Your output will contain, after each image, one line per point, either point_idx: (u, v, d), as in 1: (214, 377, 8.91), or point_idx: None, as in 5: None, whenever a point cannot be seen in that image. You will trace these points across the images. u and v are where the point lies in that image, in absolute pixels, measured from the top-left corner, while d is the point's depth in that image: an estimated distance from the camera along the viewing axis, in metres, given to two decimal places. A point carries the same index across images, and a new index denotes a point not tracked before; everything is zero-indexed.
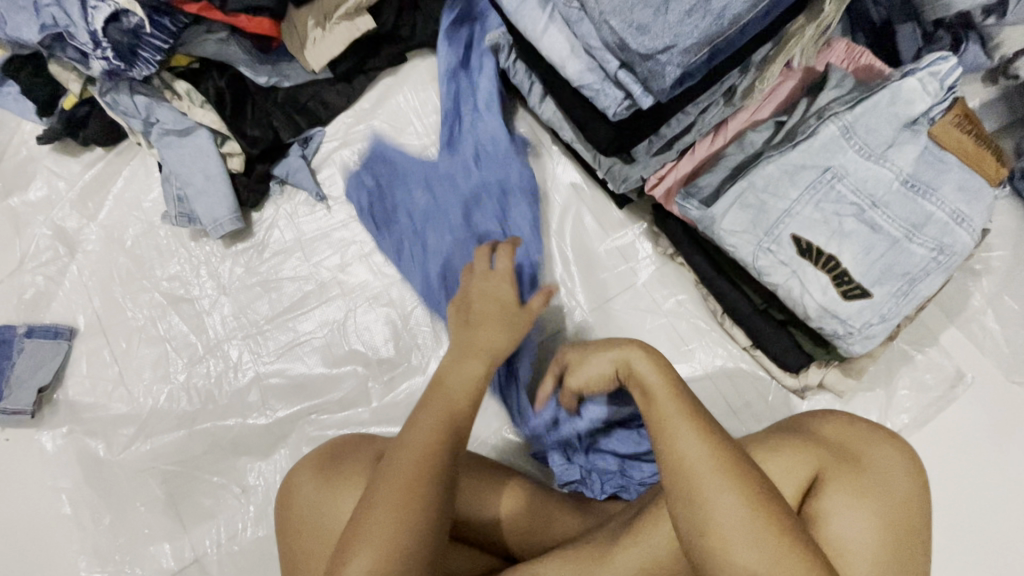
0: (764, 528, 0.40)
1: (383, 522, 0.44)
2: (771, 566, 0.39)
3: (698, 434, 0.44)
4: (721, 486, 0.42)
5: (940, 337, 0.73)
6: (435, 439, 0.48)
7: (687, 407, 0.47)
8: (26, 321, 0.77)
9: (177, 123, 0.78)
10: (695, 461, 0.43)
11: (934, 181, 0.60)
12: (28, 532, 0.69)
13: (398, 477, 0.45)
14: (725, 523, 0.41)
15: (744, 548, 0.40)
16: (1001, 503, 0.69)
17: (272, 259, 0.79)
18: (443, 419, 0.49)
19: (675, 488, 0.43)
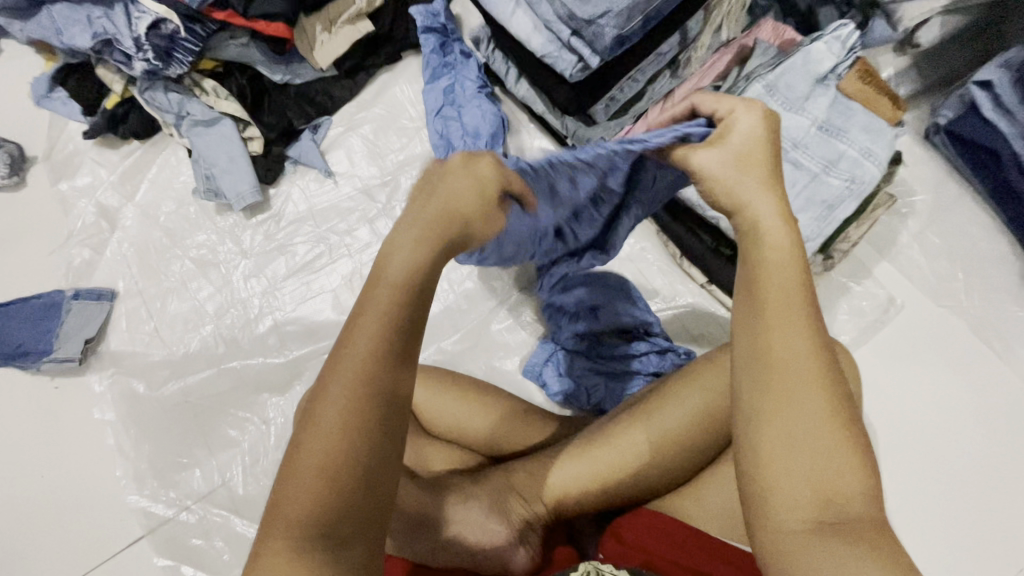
0: (830, 437, 0.40)
1: (310, 477, 0.36)
2: (824, 471, 0.39)
3: (805, 331, 0.42)
4: (801, 381, 0.41)
5: (872, 270, 0.84)
6: (362, 379, 0.37)
7: (803, 298, 0.44)
8: (74, 286, 0.88)
9: (205, 114, 0.91)
10: (789, 363, 0.41)
11: (844, 125, 0.71)
12: (78, 462, 0.78)
13: (345, 382, 0.37)
14: (805, 422, 0.40)
15: (800, 449, 0.39)
16: (929, 409, 0.78)
17: (288, 227, 0.90)
18: (375, 346, 0.38)
19: (751, 371, 0.42)
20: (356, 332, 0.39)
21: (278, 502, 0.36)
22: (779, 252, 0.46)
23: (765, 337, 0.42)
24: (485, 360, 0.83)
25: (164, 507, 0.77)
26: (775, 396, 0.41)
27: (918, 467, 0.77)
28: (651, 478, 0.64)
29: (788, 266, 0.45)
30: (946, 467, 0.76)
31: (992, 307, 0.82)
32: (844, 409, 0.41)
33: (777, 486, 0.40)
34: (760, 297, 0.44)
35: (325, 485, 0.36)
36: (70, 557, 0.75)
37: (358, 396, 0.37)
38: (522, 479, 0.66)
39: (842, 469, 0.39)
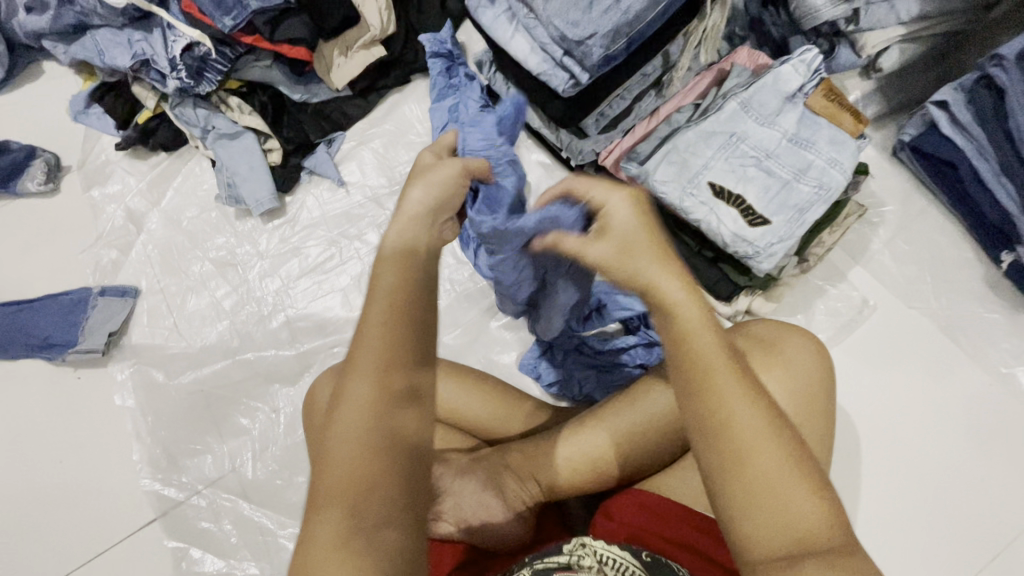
0: (780, 467, 0.40)
1: (343, 477, 0.41)
2: (801, 514, 0.40)
3: (747, 394, 0.41)
4: (743, 423, 0.41)
5: (847, 274, 0.90)
6: (375, 395, 0.43)
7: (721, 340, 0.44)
8: (100, 284, 0.94)
9: (230, 128, 0.99)
10: (742, 422, 0.41)
11: (811, 137, 0.79)
12: (98, 447, 0.83)
13: (375, 359, 0.44)
14: (767, 472, 0.40)
15: (752, 493, 0.40)
16: (902, 403, 0.83)
17: (302, 231, 0.97)
18: (378, 368, 0.43)
19: (693, 417, 0.42)
20: (359, 360, 0.44)
21: (322, 475, 0.42)
22: (683, 309, 0.44)
23: (696, 385, 0.42)
24: (484, 354, 0.88)
25: (175, 491, 0.81)
26: (713, 444, 0.41)
27: (892, 457, 0.81)
28: (640, 460, 0.68)
29: (694, 304, 0.45)
30: (916, 458, 0.81)
31: (959, 309, 0.87)
32: (785, 441, 0.41)
33: (741, 529, 0.40)
34: (697, 361, 0.43)
35: (373, 448, 0.42)
36: (86, 538, 0.79)
37: (385, 369, 0.44)
38: (518, 460, 0.70)
39: (800, 500, 0.40)
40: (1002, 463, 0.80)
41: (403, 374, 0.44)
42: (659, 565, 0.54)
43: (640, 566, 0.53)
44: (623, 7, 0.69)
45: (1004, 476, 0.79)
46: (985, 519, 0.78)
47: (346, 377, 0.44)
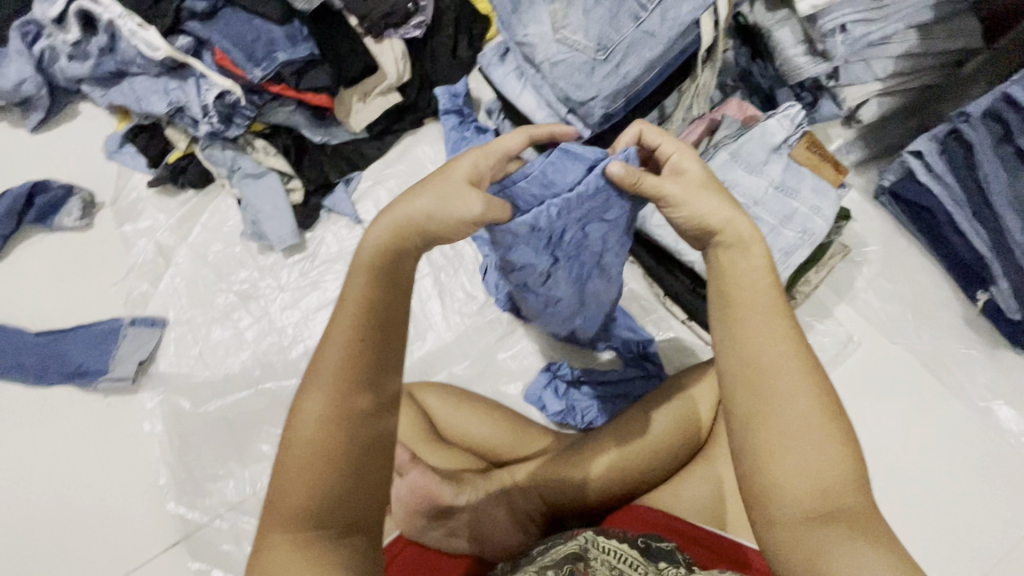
0: (819, 429, 0.49)
1: (297, 487, 0.46)
2: (819, 454, 0.49)
3: (788, 343, 0.52)
4: (792, 386, 0.50)
5: (833, 310, 0.96)
6: (329, 408, 0.46)
7: (780, 309, 0.53)
8: (130, 315, 1.00)
9: (255, 169, 1.05)
10: (781, 365, 0.51)
11: (796, 186, 0.85)
12: (126, 471, 0.88)
13: (329, 378, 0.47)
14: (795, 413, 0.49)
15: (796, 446, 0.49)
16: (883, 434, 0.89)
17: (321, 265, 1.04)
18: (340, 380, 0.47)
19: (744, 376, 0.52)
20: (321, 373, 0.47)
21: (280, 480, 0.46)
22: (754, 269, 0.56)
23: (749, 349, 0.52)
24: (492, 383, 0.93)
25: (199, 514, 0.85)
26: (761, 403, 0.50)
27: (875, 486, 0.86)
28: (631, 482, 0.75)
29: (760, 276, 0.55)
30: (896, 486, 0.86)
31: (938, 344, 0.93)
32: (828, 404, 0.50)
33: (775, 483, 0.49)
34: (752, 308, 0.53)
35: (323, 461, 0.45)
36: (113, 559, 0.83)
37: (340, 385, 0.47)
38: (527, 478, 0.77)
39: (831, 456, 0.49)
40: (975, 491, 0.86)
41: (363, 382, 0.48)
42: (654, 550, 0.60)
43: (638, 553, 0.59)
44: (621, 72, 0.76)
45: (976, 503, 0.85)
46: (961, 545, 0.83)
47: (306, 389, 0.48)
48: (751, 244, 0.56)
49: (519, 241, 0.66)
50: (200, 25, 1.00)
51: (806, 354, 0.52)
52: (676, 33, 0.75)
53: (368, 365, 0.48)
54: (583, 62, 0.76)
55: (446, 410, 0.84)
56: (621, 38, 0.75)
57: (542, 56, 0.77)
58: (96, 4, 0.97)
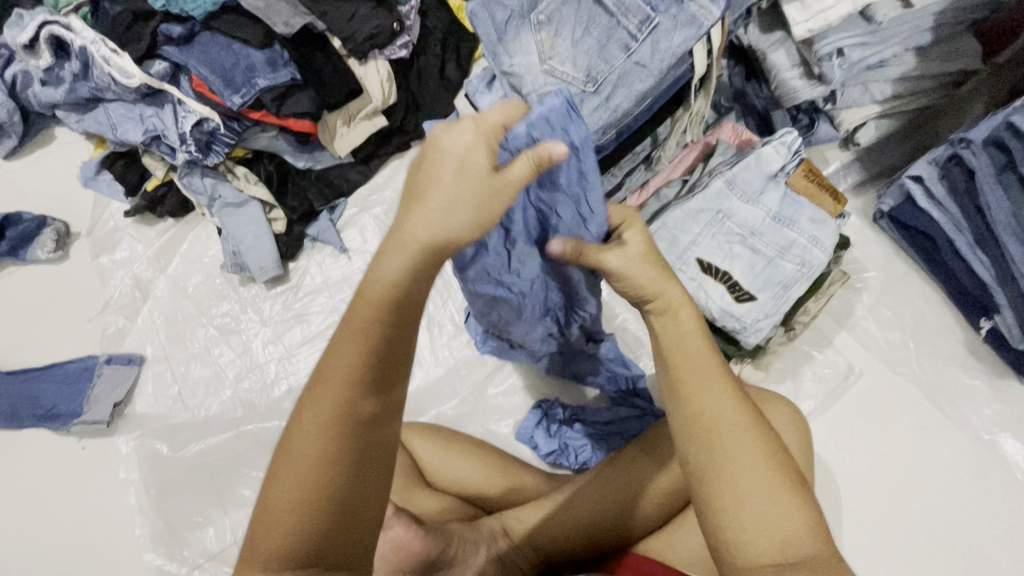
0: (766, 474, 0.45)
1: (282, 518, 0.41)
2: (767, 501, 0.45)
3: (726, 392, 0.49)
4: (736, 437, 0.47)
5: (833, 339, 0.93)
6: (327, 432, 0.41)
7: (716, 362, 0.51)
8: (106, 352, 0.96)
9: (235, 197, 1.01)
10: (721, 415, 0.47)
11: (794, 216, 0.82)
12: (101, 519, 0.84)
13: (329, 393, 0.41)
14: (743, 462, 0.46)
15: (748, 495, 0.45)
16: (890, 470, 0.85)
17: (305, 297, 1.01)
18: (338, 399, 0.41)
19: (689, 433, 0.48)
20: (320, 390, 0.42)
21: (268, 523, 0.41)
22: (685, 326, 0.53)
23: (693, 406, 0.48)
24: (482, 419, 0.90)
25: (178, 565, 0.82)
26: (708, 455, 0.47)
27: (880, 524, 0.83)
28: (629, 526, 0.69)
29: (693, 337, 0.52)
30: (905, 526, 0.83)
31: (941, 375, 0.90)
32: (773, 452, 0.47)
33: (731, 534, 0.45)
34: (685, 367, 0.50)
35: (319, 503, 0.41)
36: None
37: (341, 421, 0.41)
38: (514, 522, 0.71)
39: (779, 503, 0.45)
40: (989, 530, 0.82)
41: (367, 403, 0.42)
42: None
43: None
44: (612, 104, 0.73)
45: (991, 543, 0.81)
46: None
47: (298, 420, 0.42)
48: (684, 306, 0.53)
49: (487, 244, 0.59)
50: (177, 50, 0.94)
51: (748, 405, 0.49)
52: (668, 64, 0.72)
53: (375, 395, 0.42)
54: (571, 95, 0.73)
55: (433, 455, 0.79)
56: (611, 70, 0.72)
57: (530, 86, 0.74)
58: (68, 29, 0.93)
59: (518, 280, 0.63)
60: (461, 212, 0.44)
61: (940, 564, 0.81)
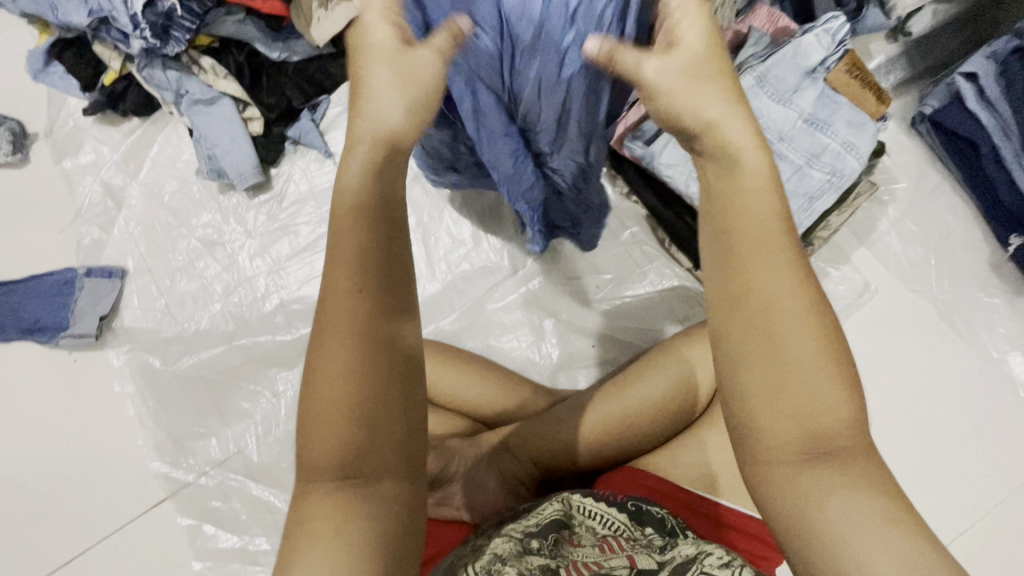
0: (820, 370, 0.35)
1: (331, 441, 0.34)
2: (817, 400, 0.35)
3: (784, 260, 0.36)
4: (791, 329, 0.35)
5: (851, 256, 0.88)
6: (348, 361, 0.34)
7: (779, 221, 0.37)
8: (85, 264, 0.91)
9: (205, 93, 0.90)
10: (770, 288, 0.35)
11: (829, 118, 0.74)
12: (101, 431, 0.84)
13: (343, 335, 0.35)
14: (795, 350, 0.35)
15: (797, 389, 0.34)
16: (898, 387, 0.84)
17: (290, 207, 0.94)
18: (351, 339, 0.35)
19: (736, 316, 0.35)
20: (329, 341, 0.35)
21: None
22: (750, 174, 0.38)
23: (741, 281, 0.35)
24: (481, 335, 0.87)
25: (183, 473, 0.82)
26: (759, 343, 0.35)
27: (883, 437, 0.83)
28: (629, 443, 0.69)
29: (762, 192, 0.37)
30: (907, 438, 0.83)
31: (959, 293, 0.87)
32: (842, 355, 0.36)
33: (767, 435, 0.35)
34: (732, 218, 0.37)
35: (348, 521, 0.34)
36: (94, 519, 0.80)
37: (349, 417, 0.34)
38: (515, 439, 0.71)
39: (824, 400, 0.35)
40: (990, 442, 0.82)
41: (375, 325, 0.35)
42: (641, 513, 0.60)
43: (624, 520, 0.58)
44: None
45: (992, 456, 0.81)
46: (972, 499, 0.80)
47: (303, 434, 0.35)
48: (755, 153, 0.38)
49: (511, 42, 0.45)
50: None
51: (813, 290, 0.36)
52: None
53: (376, 361, 0.35)
54: None
55: (441, 374, 0.76)
56: None
57: None
58: None
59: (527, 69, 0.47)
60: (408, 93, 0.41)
61: (940, 476, 0.81)
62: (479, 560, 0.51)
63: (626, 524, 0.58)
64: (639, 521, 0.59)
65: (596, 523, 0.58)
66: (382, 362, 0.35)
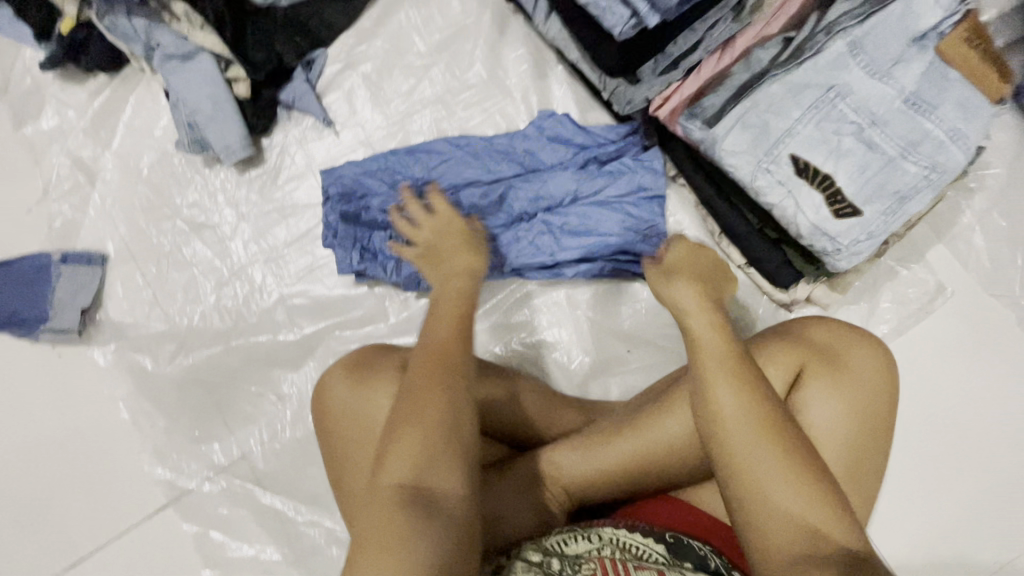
0: (789, 475, 0.44)
1: (381, 517, 0.41)
2: (795, 503, 0.43)
3: (742, 392, 0.46)
4: (761, 457, 0.44)
5: (926, 254, 0.78)
6: (417, 456, 0.43)
7: (738, 363, 0.48)
8: (59, 249, 0.81)
9: (180, 47, 0.76)
10: (733, 414, 0.46)
11: (935, 99, 0.61)
12: (92, 435, 0.77)
13: (415, 434, 0.43)
14: (766, 471, 0.44)
15: (773, 488, 0.44)
16: (976, 403, 0.74)
17: (287, 184, 0.82)
18: (424, 433, 0.44)
19: (721, 452, 0.46)
20: (406, 430, 0.44)
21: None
22: (704, 337, 0.51)
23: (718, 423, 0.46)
24: (504, 337, 0.77)
25: (186, 479, 0.77)
26: (739, 468, 0.45)
27: (958, 460, 0.73)
28: (678, 472, 0.61)
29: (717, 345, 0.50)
30: (987, 463, 0.73)
31: None
32: (808, 466, 0.44)
33: (765, 529, 0.44)
34: (706, 368, 0.49)
35: (409, 530, 0.40)
36: (90, 527, 0.75)
37: (431, 446, 0.43)
38: (544, 464, 0.63)
39: (800, 502, 0.43)
40: None
41: (443, 434, 0.44)
42: (683, 548, 0.52)
43: (664, 553, 0.51)
44: None
45: None
46: None
47: (383, 458, 0.43)
48: (697, 308, 0.53)
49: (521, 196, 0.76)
50: None
51: (773, 420, 0.46)
52: None
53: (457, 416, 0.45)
54: None
55: None
56: None
57: None
58: None
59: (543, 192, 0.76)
60: (459, 249, 0.60)
61: None
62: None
63: (664, 557, 0.50)
64: (676, 555, 0.51)
65: (632, 555, 0.50)
66: (446, 454, 0.44)
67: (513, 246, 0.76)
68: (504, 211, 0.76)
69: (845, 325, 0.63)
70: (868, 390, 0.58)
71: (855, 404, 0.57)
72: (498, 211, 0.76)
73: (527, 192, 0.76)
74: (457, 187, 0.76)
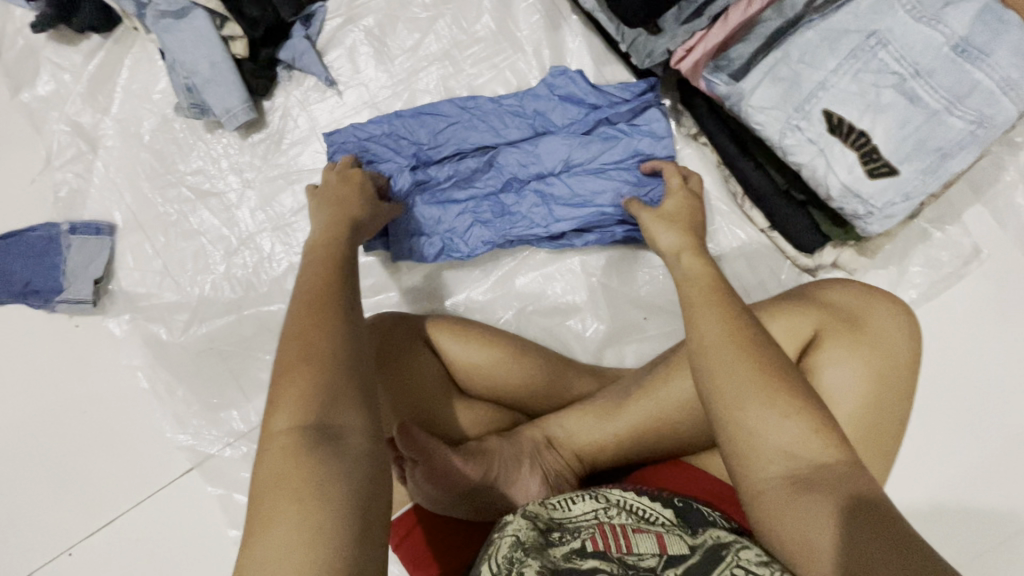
0: (773, 396, 0.42)
1: (281, 456, 0.35)
2: (783, 432, 0.41)
3: (720, 316, 0.46)
4: (742, 380, 0.42)
5: (963, 215, 0.74)
6: (312, 379, 0.38)
7: (716, 295, 0.48)
8: (67, 219, 0.80)
9: (172, 2, 0.72)
10: (712, 335, 0.45)
11: (988, 45, 0.56)
12: (114, 402, 0.79)
13: (298, 361, 0.39)
14: (746, 395, 0.42)
15: (756, 410, 0.41)
16: (1008, 370, 0.72)
17: (291, 149, 0.79)
18: (312, 360, 0.39)
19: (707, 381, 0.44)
20: (290, 361, 0.39)
21: (256, 548, 0.32)
22: (687, 276, 0.52)
23: (702, 349, 0.45)
24: (515, 305, 0.76)
25: (208, 445, 0.78)
26: (727, 398, 0.43)
27: (989, 427, 0.71)
28: (690, 434, 0.60)
29: (699, 280, 0.50)
30: (1019, 431, 0.71)
31: None
32: (793, 389, 0.42)
33: (752, 457, 0.41)
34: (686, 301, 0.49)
35: (311, 474, 0.34)
36: (118, 490, 0.78)
37: (314, 382, 0.38)
38: (553, 430, 0.63)
39: (787, 425, 0.41)
40: None
41: (329, 358, 0.39)
42: (690, 512, 0.50)
43: (671, 517, 0.49)
44: None
45: None
46: None
47: (270, 408, 0.37)
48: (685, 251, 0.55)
49: (525, 163, 0.73)
50: None
51: (755, 344, 0.44)
52: None
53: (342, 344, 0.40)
54: None
55: (468, 358, 0.66)
56: None
57: None
58: None
59: (544, 160, 0.73)
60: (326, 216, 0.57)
61: None
62: (501, 545, 0.45)
63: (669, 520, 0.49)
64: (684, 521, 0.49)
65: (637, 517, 0.49)
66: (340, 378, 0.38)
67: (509, 215, 0.73)
68: (506, 177, 0.73)
69: (867, 287, 0.61)
70: (886, 354, 0.56)
71: (873, 367, 0.55)
72: (499, 179, 0.73)
73: (532, 160, 0.73)
74: (462, 151, 0.73)
